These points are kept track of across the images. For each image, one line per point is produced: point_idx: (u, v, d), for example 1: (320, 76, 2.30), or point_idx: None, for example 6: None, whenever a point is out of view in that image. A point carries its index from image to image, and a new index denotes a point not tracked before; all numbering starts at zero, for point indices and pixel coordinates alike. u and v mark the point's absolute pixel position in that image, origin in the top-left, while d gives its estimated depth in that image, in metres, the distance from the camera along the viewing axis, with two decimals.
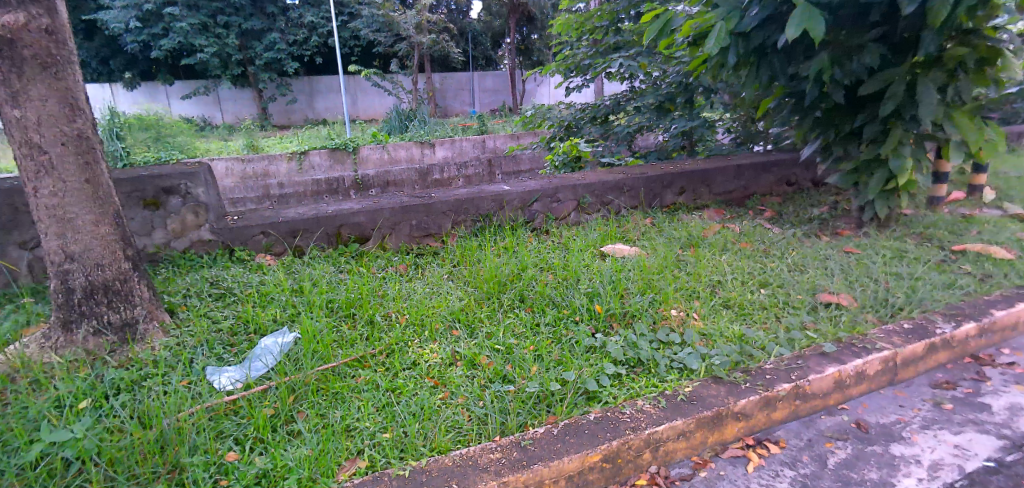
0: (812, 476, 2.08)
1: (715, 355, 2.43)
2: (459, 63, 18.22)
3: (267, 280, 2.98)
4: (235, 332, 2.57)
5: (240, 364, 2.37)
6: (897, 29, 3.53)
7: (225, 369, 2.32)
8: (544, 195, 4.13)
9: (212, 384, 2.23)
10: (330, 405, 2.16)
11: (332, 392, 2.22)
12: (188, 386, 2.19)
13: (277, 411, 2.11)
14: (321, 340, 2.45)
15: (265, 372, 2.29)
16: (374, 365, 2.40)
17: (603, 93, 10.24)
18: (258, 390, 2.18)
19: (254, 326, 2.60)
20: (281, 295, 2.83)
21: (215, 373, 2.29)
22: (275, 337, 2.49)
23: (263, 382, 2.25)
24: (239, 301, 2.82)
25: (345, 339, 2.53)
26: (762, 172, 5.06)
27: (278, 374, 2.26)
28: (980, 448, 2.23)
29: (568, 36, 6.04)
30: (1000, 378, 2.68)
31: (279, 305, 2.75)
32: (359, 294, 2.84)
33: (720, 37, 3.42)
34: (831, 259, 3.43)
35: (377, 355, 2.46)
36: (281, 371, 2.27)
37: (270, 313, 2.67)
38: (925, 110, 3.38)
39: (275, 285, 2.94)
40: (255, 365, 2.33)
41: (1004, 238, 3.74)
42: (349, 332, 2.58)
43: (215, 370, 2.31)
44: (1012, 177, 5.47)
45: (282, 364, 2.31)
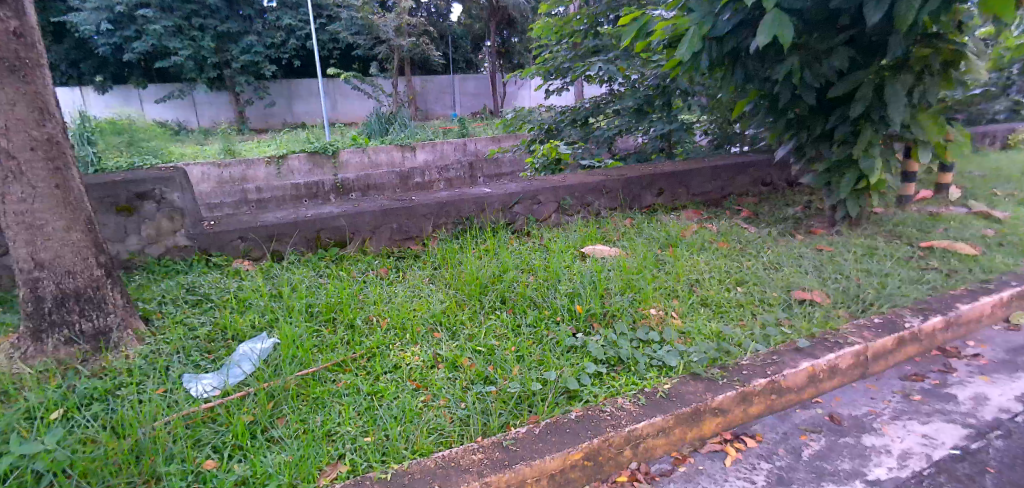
0: (788, 468, 2.13)
1: (693, 352, 2.47)
2: (440, 66, 18.18)
3: (244, 285, 2.95)
4: (212, 339, 2.54)
5: (218, 371, 2.34)
6: (865, 33, 3.63)
7: (202, 376, 2.28)
8: (525, 197, 4.16)
9: (188, 391, 2.20)
10: (310, 411, 2.14)
11: (312, 397, 2.21)
12: (164, 395, 2.16)
13: (255, 418, 2.08)
14: (300, 345, 2.43)
15: (243, 379, 2.26)
16: (354, 369, 2.39)
17: (583, 96, 10.33)
18: (235, 397, 2.16)
19: (232, 332, 2.57)
20: (259, 300, 2.80)
21: (191, 380, 2.26)
22: (253, 343, 2.47)
23: (241, 388, 2.22)
24: (216, 307, 2.79)
25: (325, 344, 2.51)
26: (739, 173, 5.15)
27: (257, 380, 2.24)
28: (946, 437, 2.30)
29: (547, 40, 6.09)
30: (965, 369, 2.78)
31: (256, 310, 2.72)
32: (339, 298, 2.82)
33: (693, 41, 3.49)
34: (804, 257, 3.51)
35: (357, 359, 2.45)
36: (259, 377, 2.25)
37: (247, 319, 2.64)
38: (894, 112, 3.47)
39: (253, 290, 2.91)
40: (232, 371, 2.30)
41: (969, 234, 3.86)
42: (329, 337, 2.57)
43: (192, 377, 2.28)
44: (977, 176, 5.66)
45: (261, 370, 2.29)
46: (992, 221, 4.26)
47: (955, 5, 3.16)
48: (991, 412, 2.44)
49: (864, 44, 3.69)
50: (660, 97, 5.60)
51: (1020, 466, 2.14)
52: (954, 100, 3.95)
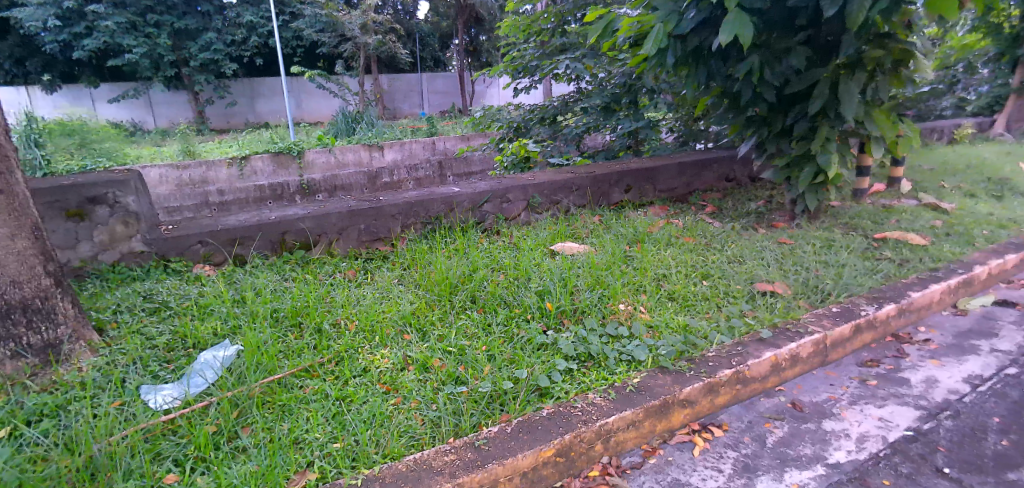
0: (753, 456, 2.20)
1: (661, 346, 2.52)
2: (407, 65, 18.02)
3: (205, 291, 2.88)
4: (171, 348, 2.47)
5: (178, 381, 2.29)
6: (821, 33, 3.75)
7: (161, 387, 2.23)
8: (494, 195, 4.16)
9: (147, 403, 2.14)
10: (277, 418, 2.11)
11: (278, 404, 2.17)
12: (120, 408, 2.10)
13: (219, 428, 2.04)
14: (265, 351, 2.39)
15: (205, 388, 2.22)
16: (322, 374, 2.36)
17: (551, 94, 10.38)
18: (197, 407, 2.11)
19: (193, 340, 2.51)
20: (221, 307, 2.74)
21: (149, 392, 2.20)
22: (215, 351, 2.42)
23: (203, 398, 2.18)
24: (175, 314, 2.71)
25: (292, 349, 2.48)
26: (703, 169, 5.26)
27: (220, 389, 2.20)
28: (900, 419, 2.40)
29: (515, 38, 6.09)
30: (917, 353, 2.90)
31: (218, 317, 2.66)
32: (306, 302, 2.79)
33: (658, 39, 3.55)
34: (766, 250, 3.61)
35: (325, 363, 2.42)
36: (222, 386, 2.21)
37: (209, 327, 2.58)
38: (849, 109, 3.60)
39: (215, 296, 2.85)
40: (194, 381, 2.25)
41: (919, 225, 4.04)
42: (295, 342, 2.53)
43: (150, 389, 2.22)
44: (926, 169, 5.91)
45: (224, 379, 2.24)
46: (941, 212, 4.46)
47: (904, 5, 3.29)
48: (941, 394, 2.56)
49: (820, 43, 3.82)
50: (627, 95, 5.67)
51: (967, 444, 2.25)
52: (905, 96, 4.12)
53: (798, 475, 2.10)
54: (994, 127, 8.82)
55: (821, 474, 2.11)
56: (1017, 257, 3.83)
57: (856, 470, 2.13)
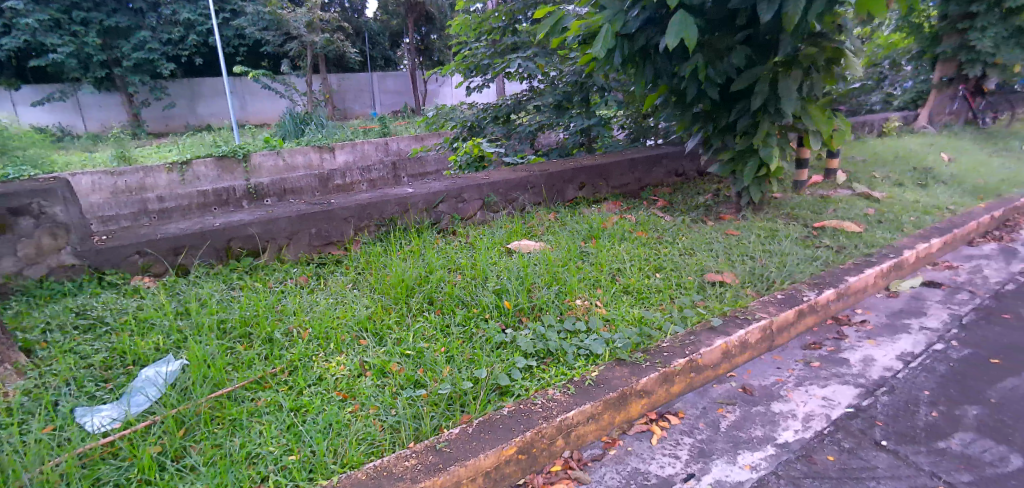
0: (707, 441, 2.28)
1: (618, 339, 2.58)
2: (357, 64, 17.70)
3: (145, 304, 2.75)
4: (109, 366, 2.36)
5: (117, 401, 2.19)
6: (760, 32, 3.91)
7: (98, 409, 2.13)
8: (449, 195, 4.14)
9: (83, 426, 2.05)
10: (228, 433, 2.05)
11: (228, 419, 2.11)
12: (53, 434, 2.00)
13: (164, 448, 1.97)
14: (213, 364, 2.32)
15: (147, 407, 2.13)
16: (275, 385, 2.30)
17: (504, 93, 10.41)
18: (140, 427, 2.03)
19: (133, 357, 2.41)
20: (163, 320, 2.63)
21: (85, 414, 2.10)
22: (157, 366, 2.33)
23: (146, 417, 2.09)
24: (112, 331, 2.59)
25: (241, 361, 2.41)
26: (653, 164, 5.39)
27: (164, 407, 2.12)
28: (841, 397, 2.54)
29: (466, 36, 6.05)
30: (855, 334, 3.08)
31: (160, 331, 2.55)
32: (255, 311, 2.71)
33: (607, 39, 3.60)
34: (714, 241, 3.74)
35: (278, 374, 2.36)
36: (166, 403, 2.13)
37: (150, 342, 2.47)
38: (788, 105, 3.76)
39: (156, 309, 2.73)
40: (134, 400, 2.16)
41: (854, 214, 4.27)
42: (245, 353, 2.46)
43: (86, 411, 2.11)
44: (859, 160, 6.25)
45: (168, 396, 2.16)
46: (873, 201, 4.73)
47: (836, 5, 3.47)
48: (878, 371, 2.72)
49: (759, 42, 3.97)
50: (578, 93, 5.75)
51: (902, 417, 2.40)
52: (837, 92, 4.34)
53: (750, 457, 2.20)
54: (919, 119, 9.40)
55: (771, 454, 2.21)
56: (942, 241, 4.10)
57: (802, 448, 2.24)
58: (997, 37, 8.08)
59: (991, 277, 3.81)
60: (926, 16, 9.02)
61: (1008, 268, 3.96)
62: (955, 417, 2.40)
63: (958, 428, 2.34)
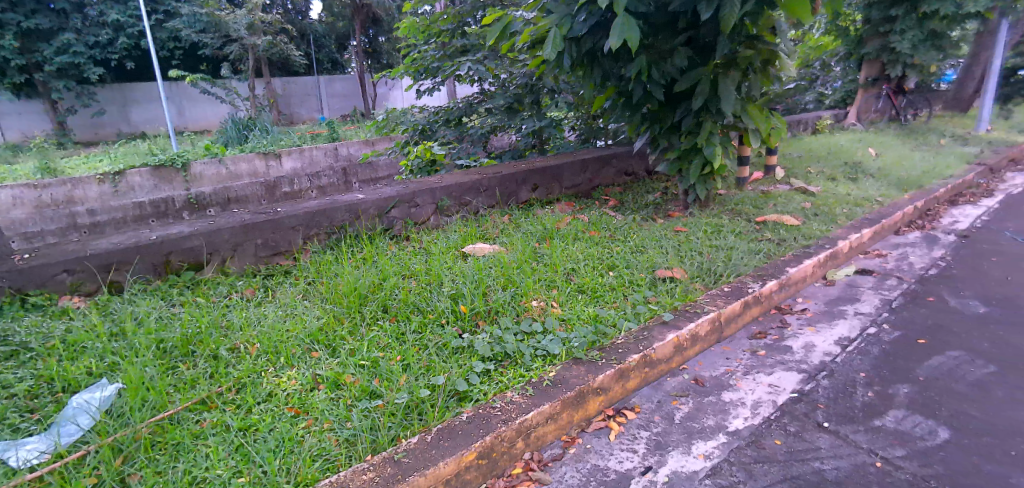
0: (663, 434, 2.34)
1: (574, 338, 2.62)
2: (302, 68, 17.27)
3: (74, 327, 2.59)
4: (35, 395, 2.22)
5: (45, 432, 2.05)
6: (700, 34, 4.04)
7: (23, 442, 1.99)
8: (402, 200, 4.10)
9: (7, 463, 1.90)
10: (170, 459, 1.96)
11: (170, 444, 2.02)
12: None
13: (100, 480, 1.87)
14: (153, 387, 2.22)
15: (79, 437, 2.01)
16: (221, 404, 2.22)
17: (455, 95, 10.37)
18: (72, 458, 1.92)
19: (62, 384, 2.27)
20: (96, 342, 2.49)
21: (8, 449, 1.95)
22: (90, 393, 2.19)
23: (78, 448, 1.98)
24: (36, 356, 2.42)
25: (184, 381, 2.31)
26: (604, 165, 5.49)
27: (99, 435, 2.01)
28: (786, 383, 2.66)
29: (415, 39, 5.97)
30: (796, 322, 3.23)
31: (92, 354, 2.42)
32: (198, 328, 2.61)
33: (556, 42, 3.65)
34: (663, 239, 3.85)
35: (224, 393, 2.28)
36: (102, 432, 2.02)
37: (81, 366, 2.34)
38: (728, 105, 3.90)
39: (87, 331, 2.58)
40: (64, 430, 2.04)
41: (792, 208, 4.48)
42: (188, 373, 2.36)
43: (10, 445, 1.97)
44: (796, 157, 6.56)
45: (103, 423, 2.06)
46: (809, 195, 4.98)
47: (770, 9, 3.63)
48: (818, 357, 2.87)
49: (700, 45, 4.11)
50: (529, 95, 5.78)
51: (842, 399, 2.54)
52: (774, 92, 4.54)
53: (703, 446, 2.27)
54: (847, 117, 9.92)
55: (723, 443, 2.29)
56: (872, 231, 4.36)
57: (751, 434, 2.33)
58: (915, 39, 8.67)
59: (916, 263, 4.08)
60: (852, 20, 9.56)
61: (931, 254, 4.25)
62: (888, 395, 2.56)
63: (891, 406, 2.49)
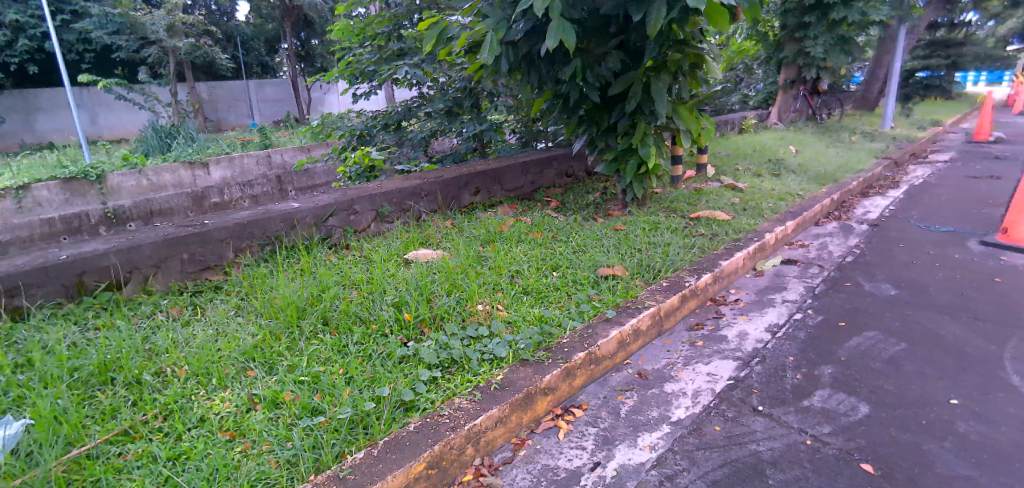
0: (610, 429, 2.39)
1: (520, 340, 2.64)
2: (230, 71, 16.53)
3: None
4: None
5: None
6: (631, 39, 4.15)
7: None
8: (340, 208, 3.99)
9: None
10: None
11: (89, 481, 1.88)
12: None
13: None
14: (68, 421, 2.06)
15: None
16: (148, 433, 2.09)
17: (393, 99, 10.21)
18: None
19: None
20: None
21: None
22: None
23: None
24: None
25: (104, 412, 2.16)
26: (544, 167, 5.55)
27: (5, 478, 1.84)
28: (723, 371, 2.78)
29: (349, 42, 5.85)
30: (730, 312, 3.38)
31: None
32: (117, 354, 2.44)
33: (493, 47, 3.63)
34: (604, 237, 3.94)
35: (150, 421, 2.15)
36: (8, 474, 1.85)
37: None
38: (660, 107, 4.03)
39: None
40: None
41: (723, 204, 4.70)
42: (108, 402, 2.21)
43: None
44: (725, 155, 6.87)
45: (10, 464, 1.88)
46: (738, 191, 5.23)
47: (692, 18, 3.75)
48: (751, 344, 3.01)
49: (632, 48, 4.22)
50: (468, 99, 5.82)
51: (773, 382, 2.68)
52: (702, 94, 4.74)
53: (648, 438, 2.34)
54: (770, 117, 10.42)
55: (667, 433, 2.37)
56: (795, 223, 4.62)
57: (693, 423, 2.42)
58: (826, 44, 9.28)
59: (835, 251, 4.36)
60: (771, 24, 10.10)
61: (848, 243, 4.55)
62: (815, 376, 2.72)
63: (818, 386, 2.64)
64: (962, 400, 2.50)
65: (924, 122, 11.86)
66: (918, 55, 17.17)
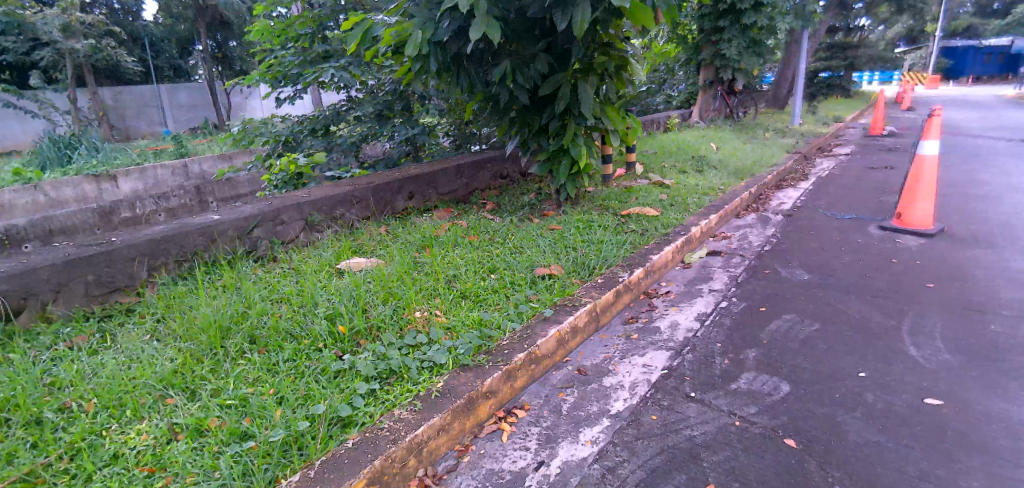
0: (553, 427, 2.42)
1: (459, 345, 2.62)
2: (137, 75, 15.46)
3: None
4: None
5: None
6: (557, 41, 4.22)
7: None
8: (264, 218, 3.82)
9: None
10: None
11: None
12: None
13: None
14: None
15: None
16: (52, 477, 1.91)
17: (319, 102, 9.89)
18: None
19: None
20: None
21: None
22: None
23: None
24: None
25: None
26: (478, 169, 5.53)
27: None
28: (658, 362, 2.87)
29: (271, 44, 5.62)
30: (662, 304, 3.51)
31: None
32: (12, 392, 2.21)
33: (418, 44, 3.55)
34: (539, 237, 3.98)
35: (55, 463, 1.96)
36: None
37: None
38: (588, 107, 4.11)
39: None
40: None
41: (651, 201, 4.87)
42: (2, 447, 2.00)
43: None
44: (652, 153, 7.12)
45: None
46: (665, 188, 5.43)
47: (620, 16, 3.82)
48: (682, 334, 3.13)
49: (558, 51, 4.28)
50: (398, 102, 5.72)
51: (703, 369, 2.79)
52: (627, 95, 4.88)
53: (590, 432, 2.38)
54: (692, 116, 10.84)
55: (607, 426, 2.42)
56: (718, 216, 4.85)
57: (631, 414, 2.49)
58: (739, 47, 9.84)
59: (755, 241, 4.61)
60: (689, 29, 10.56)
61: (766, 233, 4.82)
62: (740, 360, 2.86)
63: (743, 369, 2.78)
64: (869, 372, 2.71)
65: (828, 118, 12.78)
66: (820, 57, 18.49)
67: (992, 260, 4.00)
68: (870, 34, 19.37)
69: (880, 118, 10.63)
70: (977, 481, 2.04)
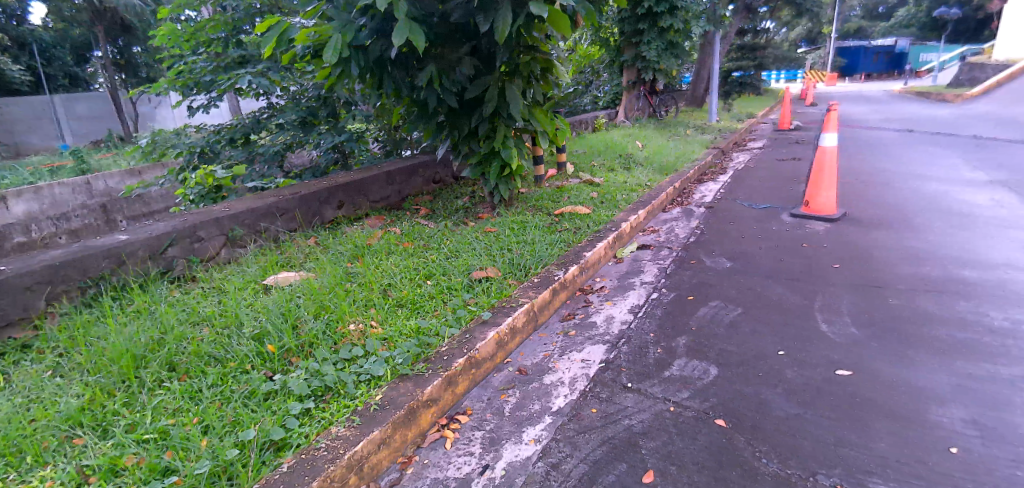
0: (496, 430, 2.42)
1: (397, 355, 2.57)
2: (27, 85, 14.19)
3: None
4: None
5: None
6: (482, 44, 4.22)
7: None
8: (180, 235, 3.58)
9: None
10: None
11: None
12: None
13: None
14: None
15: None
16: None
17: (237, 110, 9.45)
18: None
19: None
20: None
21: None
22: None
23: None
24: None
25: None
26: (410, 174, 5.45)
27: None
28: (595, 355, 2.93)
29: (179, 49, 5.28)
30: (598, 299, 3.59)
31: None
32: None
33: (338, 47, 3.45)
34: (474, 241, 3.97)
35: None
36: None
37: None
38: (516, 110, 4.14)
39: None
40: None
41: (583, 199, 4.98)
42: None
43: None
44: (581, 153, 7.28)
45: None
46: (595, 186, 5.56)
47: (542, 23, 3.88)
48: (618, 327, 3.22)
49: (484, 54, 4.29)
50: (323, 108, 5.51)
51: (638, 359, 2.88)
52: (554, 96, 4.96)
53: (533, 431, 2.40)
54: (618, 116, 11.13)
55: (549, 423, 2.44)
56: (646, 211, 5.02)
57: (572, 409, 2.53)
58: (658, 48, 10.27)
59: (681, 233, 4.81)
60: (610, 31, 10.87)
61: (691, 225, 5.04)
62: (672, 348, 2.97)
63: (675, 357, 2.89)
64: (788, 350, 2.89)
65: (742, 114, 13.52)
66: (732, 57, 19.53)
67: (889, 240, 4.36)
68: (774, 35, 20.67)
69: (787, 113, 11.37)
70: (885, 442, 2.22)
